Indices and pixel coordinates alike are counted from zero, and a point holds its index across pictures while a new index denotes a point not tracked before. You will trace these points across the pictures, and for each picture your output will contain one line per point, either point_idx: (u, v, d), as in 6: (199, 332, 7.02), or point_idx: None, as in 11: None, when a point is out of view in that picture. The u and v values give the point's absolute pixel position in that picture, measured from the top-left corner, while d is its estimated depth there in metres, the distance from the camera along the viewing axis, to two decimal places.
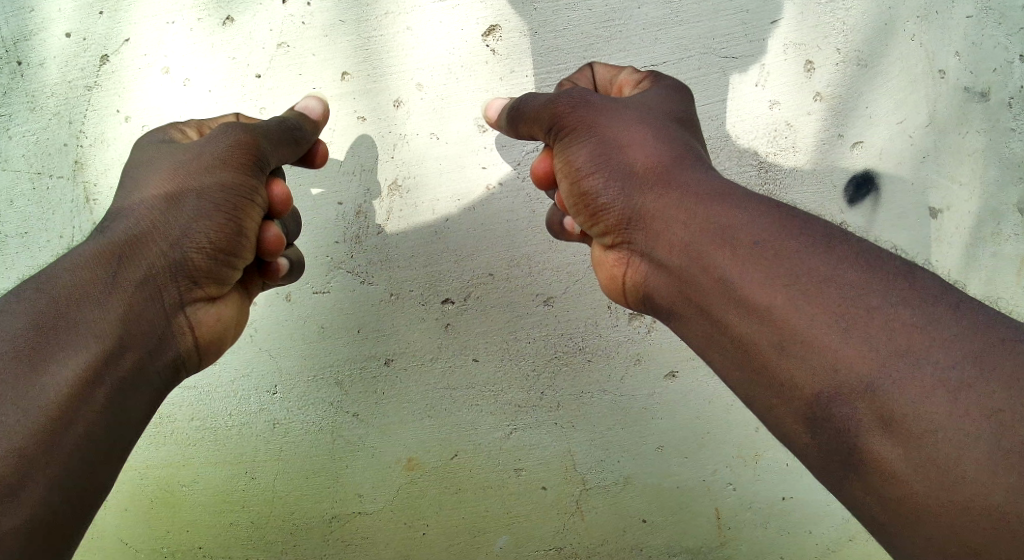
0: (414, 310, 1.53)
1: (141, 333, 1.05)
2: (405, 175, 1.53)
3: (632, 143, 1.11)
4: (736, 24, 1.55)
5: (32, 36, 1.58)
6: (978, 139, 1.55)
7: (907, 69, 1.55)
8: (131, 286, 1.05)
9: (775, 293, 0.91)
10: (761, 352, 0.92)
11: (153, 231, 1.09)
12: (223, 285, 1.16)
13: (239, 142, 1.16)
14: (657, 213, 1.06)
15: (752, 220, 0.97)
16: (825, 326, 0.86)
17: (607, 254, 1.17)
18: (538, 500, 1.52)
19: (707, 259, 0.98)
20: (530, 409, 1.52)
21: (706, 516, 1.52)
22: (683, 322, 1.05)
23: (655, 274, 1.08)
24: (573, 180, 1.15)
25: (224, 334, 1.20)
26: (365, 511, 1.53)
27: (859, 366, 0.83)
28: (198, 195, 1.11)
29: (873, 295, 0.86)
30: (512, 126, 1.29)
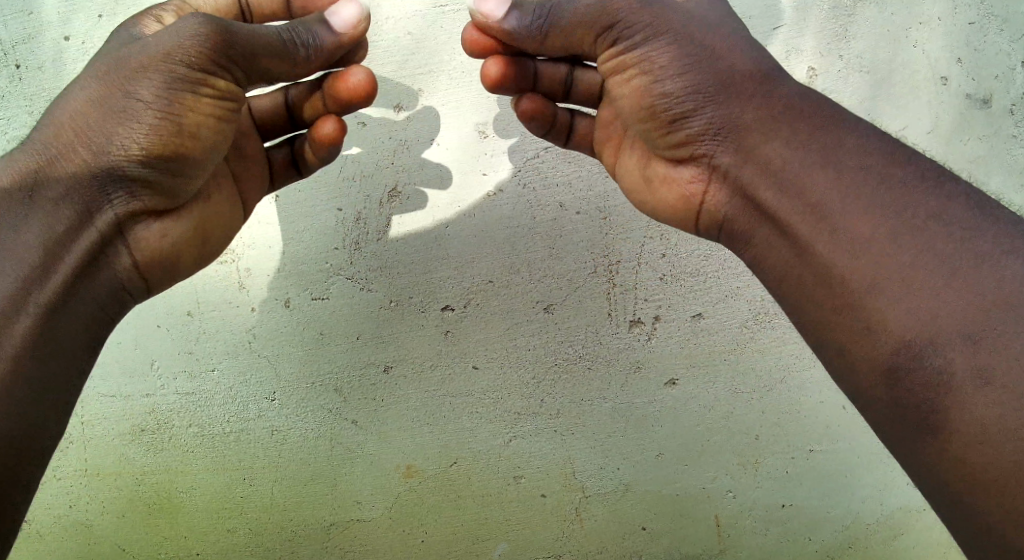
0: (413, 317, 1.52)
1: (67, 250, 1.07)
2: (405, 180, 1.52)
3: (729, 56, 1.11)
4: None
5: (31, 39, 1.57)
6: (981, 146, 1.54)
7: (910, 75, 1.54)
8: (57, 199, 1.07)
9: (878, 219, 0.99)
10: (849, 288, 0.98)
11: (78, 139, 1.07)
12: (171, 197, 1.12)
13: (197, 33, 1.05)
14: (756, 125, 1.10)
15: (858, 145, 1.04)
16: (933, 263, 0.94)
17: (680, 173, 1.17)
18: (537, 508, 1.51)
19: (809, 181, 1.05)
20: (530, 416, 1.51)
21: (707, 524, 1.51)
22: (768, 238, 1.10)
23: (745, 190, 1.11)
24: (650, 84, 1.12)
25: (184, 253, 1.17)
26: (364, 517, 1.52)
27: (963, 307, 0.91)
28: (126, 96, 1.06)
29: (978, 240, 0.94)
30: (540, 35, 1.17)
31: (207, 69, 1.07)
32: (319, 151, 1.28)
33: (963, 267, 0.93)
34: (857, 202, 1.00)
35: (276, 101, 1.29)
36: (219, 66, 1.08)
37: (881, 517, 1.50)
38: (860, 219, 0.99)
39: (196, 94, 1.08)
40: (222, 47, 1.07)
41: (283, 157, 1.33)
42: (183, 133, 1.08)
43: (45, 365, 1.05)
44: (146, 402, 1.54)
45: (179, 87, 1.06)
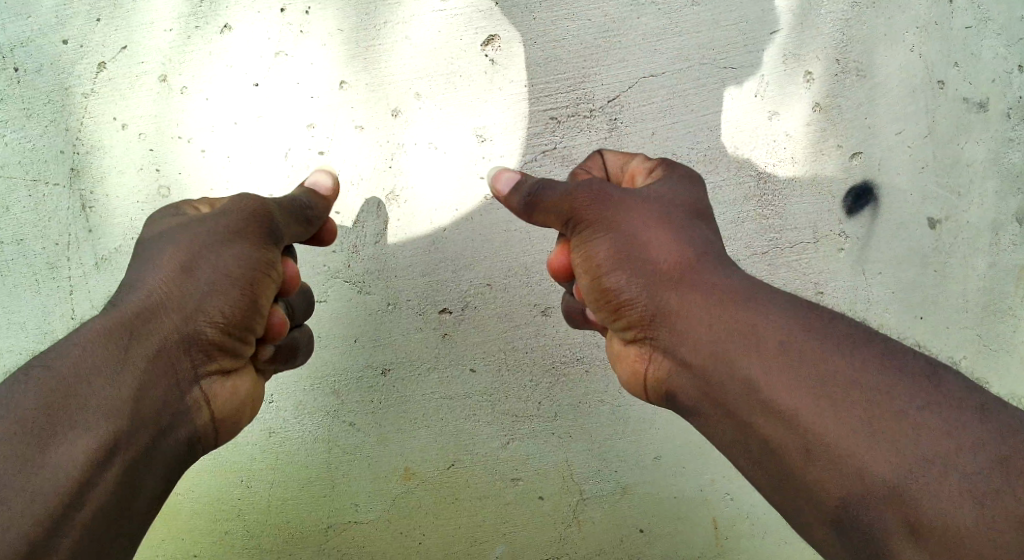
0: (412, 320, 1.52)
1: (155, 408, 1.00)
2: (403, 184, 1.53)
3: (652, 239, 1.08)
4: (735, 34, 1.55)
5: (29, 42, 1.57)
6: (978, 150, 1.55)
7: (906, 80, 1.55)
8: (144, 360, 1.01)
9: (804, 399, 0.89)
10: (789, 458, 0.90)
11: (166, 302, 1.05)
12: (236, 359, 1.13)
13: (245, 214, 1.14)
14: (683, 309, 1.03)
15: (780, 322, 0.95)
16: (857, 437, 0.85)
17: (628, 348, 1.13)
18: (535, 510, 1.51)
19: (735, 361, 0.95)
20: (527, 419, 1.51)
21: (704, 527, 1.51)
22: (709, 422, 1.01)
23: (680, 373, 1.03)
24: (592, 272, 1.11)
25: (241, 413, 1.16)
26: (361, 519, 1.52)
27: (887, 475, 0.82)
28: (207, 267, 1.09)
29: (897, 399, 0.85)
30: (528, 217, 1.21)
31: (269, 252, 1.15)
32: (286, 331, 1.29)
33: (883, 435, 0.84)
34: (780, 386, 0.91)
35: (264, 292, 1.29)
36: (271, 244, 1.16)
37: None
38: (783, 402, 0.90)
39: (269, 273, 1.14)
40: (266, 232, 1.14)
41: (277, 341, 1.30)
42: (258, 304, 1.13)
43: (124, 520, 0.96)
44: None
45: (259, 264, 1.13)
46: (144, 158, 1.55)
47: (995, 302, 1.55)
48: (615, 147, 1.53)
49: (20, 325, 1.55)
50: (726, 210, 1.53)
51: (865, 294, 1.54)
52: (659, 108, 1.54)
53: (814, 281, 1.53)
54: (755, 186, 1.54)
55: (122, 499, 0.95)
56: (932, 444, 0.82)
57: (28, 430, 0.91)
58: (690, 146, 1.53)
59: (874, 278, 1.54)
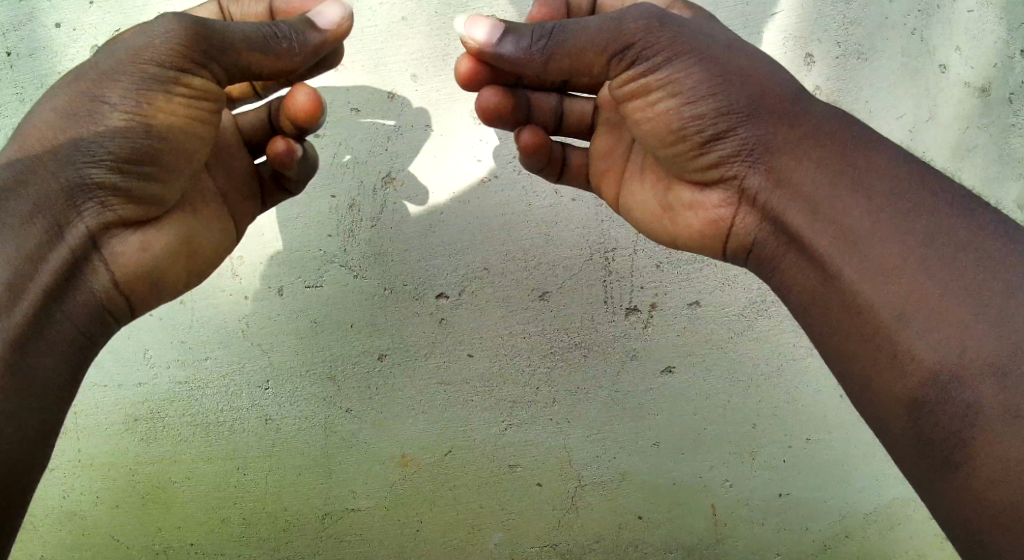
0: (408, 304, 1.51)
1: (35, 267, 1.01)
2: (399, 167, 1.52)
3: (754, 73, 1.06)
4: (735, 16, 1.54)
5: (21, 26, 1.55)
6: (979, 135, 1.53)
7: (908, 63, 1.53)
8: (22, 215, 1.01)
9: (913, 243, 0.93)
10: (878, 318, 0.93)
11: (46, 149, 1.02)
12: (148, 204, 1.07)
13: (170, 34, 1.00)
14: (787, 147, 1.04)
15: (889, 169, 0.99)
16: (963, 292, 0.89)
17: (699, 196, 1.12)
18: (533, 497, 1.50)
19: (842, 204, 0.99)
20: (524, 405, 1.50)
21: (703, 513, 1.50)
22: (794, 264, 1.05)
23: (775, 214, 1.06)
24: (676, 107, 1.06)
25: (170, 267, 1.12)
26: (358, 507, 1.51)
27: (995, 347, 0.86)
28: (94, 101, 1.01)
29: (1012, 272, 0.89)
30: (529, 52, 1.09)
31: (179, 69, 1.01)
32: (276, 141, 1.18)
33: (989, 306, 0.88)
34: (889, 227, 0.95)
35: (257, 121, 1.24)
36: (196, 66, 1.02)
37: (879, 506, 1.50)
38: (888, 247, 0.94)
39: (171, 94, 1.02)
40: (199, 47, 1.01)
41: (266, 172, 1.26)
42: (156, 134, 1.03)
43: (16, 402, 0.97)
44: (140, 391, 1.54)
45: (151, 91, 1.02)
46: None
47: None
48: None
49: None
50: None
51: None
52: None
53: None
54: None
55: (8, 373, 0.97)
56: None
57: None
58: None
59: None
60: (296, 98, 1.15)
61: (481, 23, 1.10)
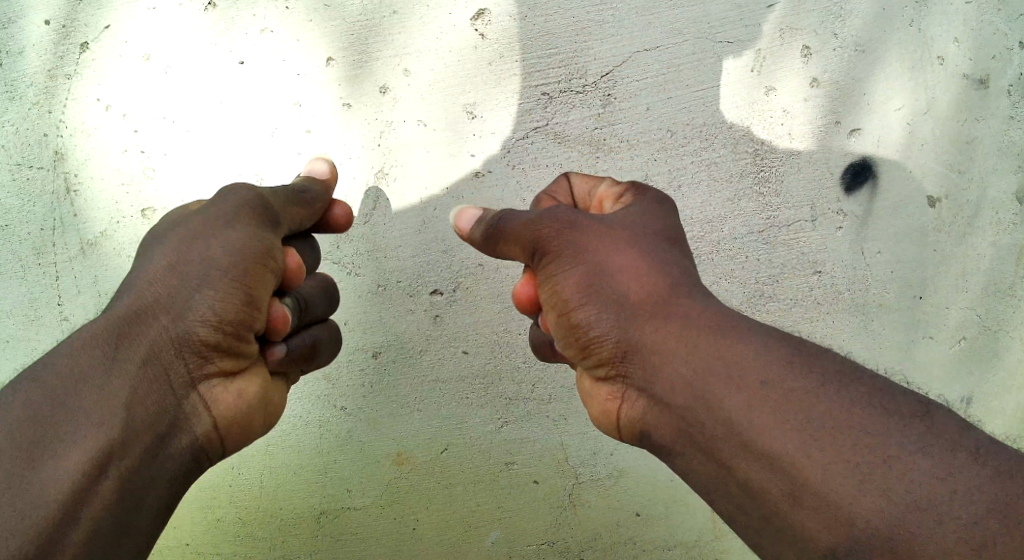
0: (402, 301, 1.50)
1: (149, 415, 0.98)
2: (392, 163, 1.50)
3: (627, 269, 1.03)
4: (731, 8, 1.52)
5: (11, 24, 1.54)
6: (977, 127, 1.52)
7: (905, 55, 1.52)
8: (134, 364, 0.98)
9: (788, 438, 0.84)
10: (771, 501, 0.85)
11: (157, 304, 1.03)
12: (240, 359, 1.10)
13: (249, 200, 1.10)
14: (656, 349, 0.98)
15: (760, 358, 0.90)
16: (830, 479, 0.81)
17: (599, 386, 1.07)
18: (530, 495, 1.49)
19: (713, 399, 0.90)
20: (521, 402, 1.49)
21: (701, 509, 1.49)
22: (683, 466, 0.96)
23: (655, 412, 0.98)
24: (562, 309, 1.06)
25: (251, 416, 1.13)
26: (353, 506, 1.50)
27: (876, 522, 0.78)
28: (205, 262, 1.05)
29: (887, 443, 0.81)
30: (490, 245, 1.17)
31: (266, 245, 1.09)
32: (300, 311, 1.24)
33: (870, 484, 0.79)
34: (762, 427, 0.86)
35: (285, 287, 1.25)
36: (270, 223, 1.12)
37: None
38: (767, 440, 0.85)
39: (267, 265, 1.09)
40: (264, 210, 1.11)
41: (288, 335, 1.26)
42: (255, 299, 1.08)
43: (114, 545, 0.93)
44: None
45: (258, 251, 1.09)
46: (128, 139, 1.52)
47: (994, 283, 1.52)
48: (608, 123, 1.50)
49: (5, 314, 1.52)
50: (724, 186, 1.51)
51: (864, 274, 1.51)
52: (654, 84, 1.51)
53: (812, 261, 1.51)
54: (751, 163, 1.51)
55: (124, 511, 0.93)
56: (924, 488, 0.78)
57: (26, 443, 0.88)
58: (686, 124, 1.50)
59: (873, 258, 1.51)
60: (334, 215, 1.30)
61: (471, 213, 1.20)
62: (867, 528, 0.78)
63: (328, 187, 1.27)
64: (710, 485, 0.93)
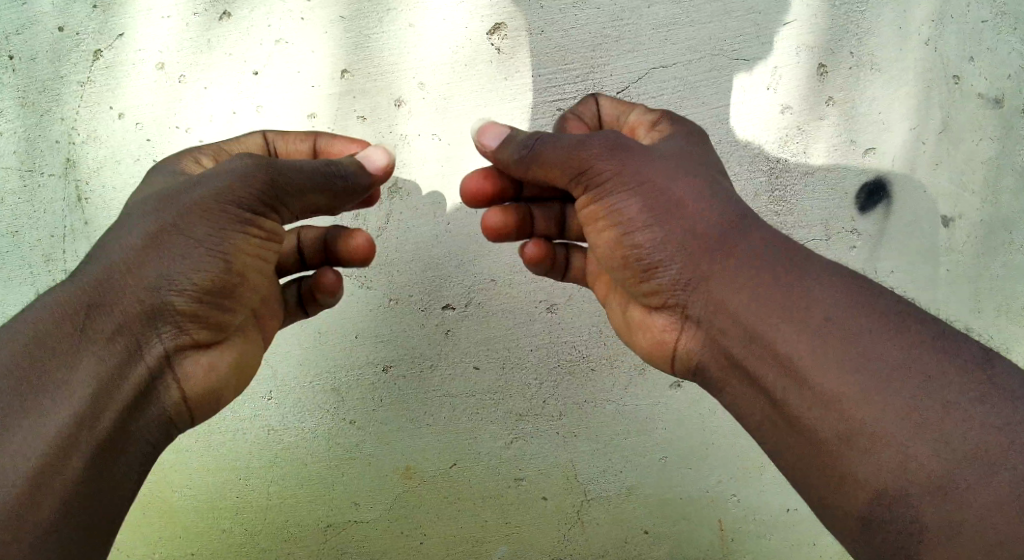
0: (413, 316, 1.49)
1: (116, 388, 1.00)
2: (405, 175, 1.49)
3: (690, 202, 1.07)
4: (747, 25, 1.52)
5: (24, 29, 1.53)
6: (991, 147, 1.51)
7: (921, 74, 1.51)
8: (103, 337, 1.00)
9: (851, 375, 0.91)
10: (826, 444, 0.91)
11: (128, 273, 1.01)
12: (217, 329, 1.08)
13: (246, 172, 1.06)
14: (723, 280, 1.03)
15: (827, 295, 0.97)
16: (887, 421, 0.88)
17: (652, 318, 1.12)
18: (538, 511, 1.48)
19: (773, 335, 0.97)
20: (531, 418, 1.48)
21: (709, 527, 1.48)
22: (739, 396, 1.03)
23: (714, 340, 1.04)
24: (618, 234, 1.09)
25: (227, 386, 1.12)
26: (361, 519, 1.49)
27: (933, 466, 0.85)
28: (177, 233, 1.03)
29: (947, 389, 0.88)
30: (519, 166, 1.15)
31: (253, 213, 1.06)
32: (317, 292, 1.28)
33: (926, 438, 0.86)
34: (827, 359, 0.93)
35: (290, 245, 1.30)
36: (268, 204, 1.08)
37: None
38: (829, 376, 0.92)
39: (249, 234, 1.07)
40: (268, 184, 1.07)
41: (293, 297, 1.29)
42: (231, 270, 1.06)
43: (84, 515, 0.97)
44: None
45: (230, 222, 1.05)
46: (141, 147, 1.51)
47: (1007, 304, 1.51)
48: None
49: None
50: None
51: None
52: (669, 101, 1.50)
53: None
54: (766, 181, 1.50)
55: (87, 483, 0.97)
56: (979, 438, 0.85)
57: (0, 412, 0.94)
58: None
59: (888, 277, 1.50)
60: (356, 241, 1.28)
61: (495, 131, 1.17)
62: (921, 474, 0.85)
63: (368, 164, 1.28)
64: (766, 431, 1.00)
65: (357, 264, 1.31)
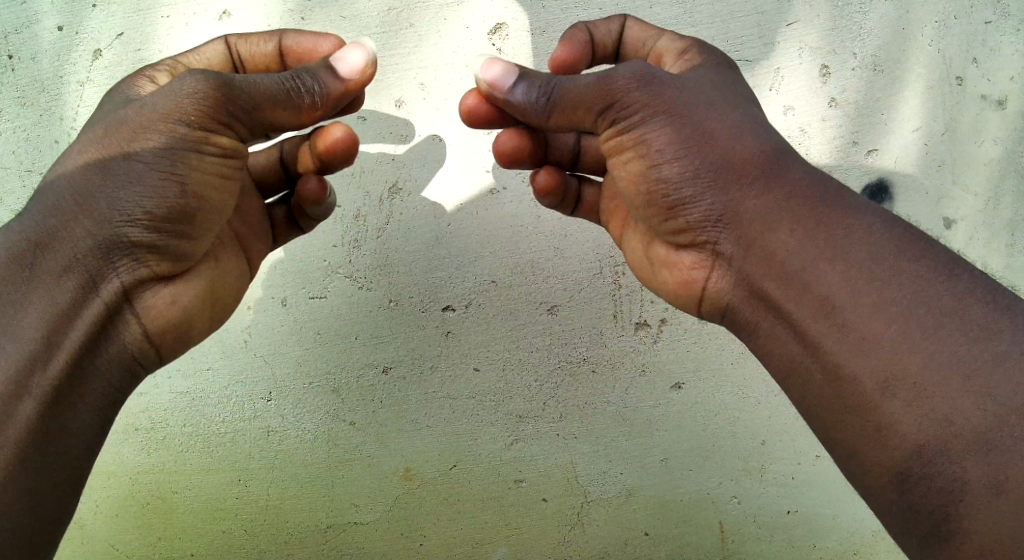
0: (413, 317, 1.48)
1: (70, 325, 1.01)
2: (406, 176, 1.49)
3: (725, 136, 1.05)
4: (750, 26, 1.51)
5: (23, 29, 1.53)
6: (994, 148, 1.51)
7: (924, 75, 1.51)
8: (55, 271, 1.01)
9: (892, 315, 0.91)
10: (862, 391, 0.91)
11: (80, 205, 1.01)
12: (179, 261, 1.07)
13: (197, 92, 1.02)
14: (757, 214, 1.03)
15: (876, 234, 0.96)
16: (930, 362, 0.88)
17: (680, 256, 1.11)
18: (539, 513, 1.48)
19: (815, 273, 0.97)
20: (531, 420, 1.48)
21: (710, 529, 1.47)
22: (769, 333, 1.03)
23: (749, 279, 1.04)
24: (645, 166, 1.07)
25: (196, 316, 1.12)
26: (361, 520, 1.48)
27: (977, 419, 0.85)
28: (128, 158, 1.02)
29: (996, 339, 0.87)
30: (541, 108, 1.12)
31: (209, 126, 1.04)
32: (305, 206, 1.27)
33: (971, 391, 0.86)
34: (871, 295, 0.93)
35: (273, 157, 1.27)
36: (221, 123, 1.05)
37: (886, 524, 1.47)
38: (869, 315, 0.92)
39: (203, 151, 1.05)
40: (223, 104, 1.03)
41: (281, 214, 1.28)
42: (189, 194, 1.04)
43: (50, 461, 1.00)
44: (141, 401, 1.51)
45: (182, 146, 1.03)
46: None
47: None
48: None
49: None
50: None
51: None
52: None
53: None
54: None
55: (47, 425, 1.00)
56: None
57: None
58: None
59: None
60: (331, 133, 1.19)
61: (496, 65, 1.13)
62: (966, 429, 0.85)
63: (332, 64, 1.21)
64: (799, 383, 0.99)
65: (342, 164, 1.24)
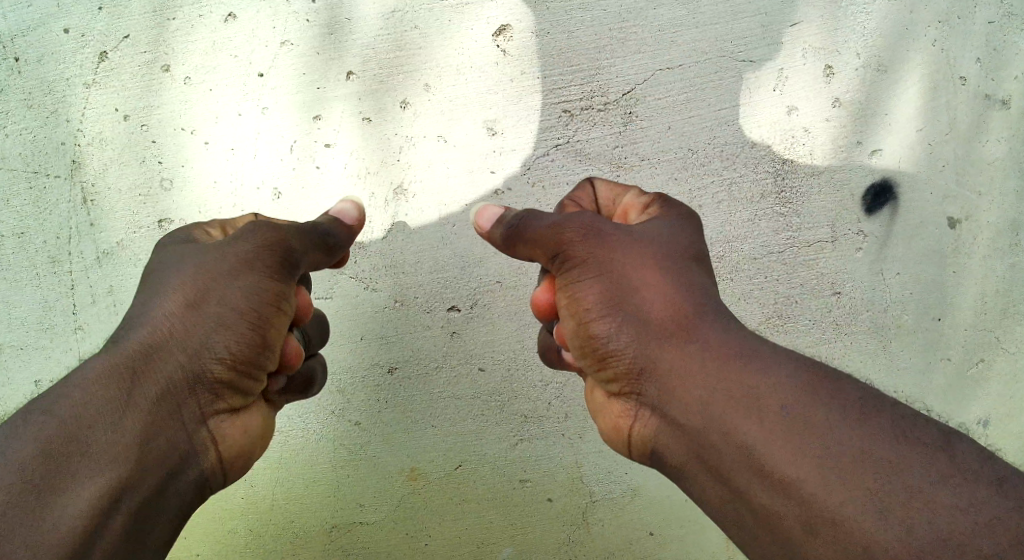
0: (419, 318, 1.49)
1: (160, 453, 0.94)
2: (411, 177, 1.49)
3: (645, 287, 1.02)
4: (754, 27, 1.51)
5: (30, 31, 1.53)
6: (999, 148, 1.51)
7: (928, 75, 1.51)
8: (147, 403, 0.95)
9: (806, 465, 0.82)
10: (784, 529, 0.83)
11: (171, 341, 0.99)
12: (245, 396, 1.07)
13: (263, 231, 1.09)
14: (673, 369, 0.96)
15: (786, 384, 0.89)
16: (854, 499, 0.79)
17: (612, 402, 1.06)
18: (544, 512, 1.48)
19: (727, 423, 0.89)
20: (536, 420, 1.49)
21: (715, 528, 1.47)
22: (698, 487, 0.94)
23: (666, 431, 0.97)
24: (581, 321, 1.05)
25: (252, 450, 1.10)
26: (366, 520, 1.49)
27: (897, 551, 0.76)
28: (216, 300, 1.03)
29: (907, 472, 0.79)
30: (510, 246, 1.18)
31: (281, 290, 1.08)
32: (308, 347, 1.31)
33: (893, 510, 0.78)
34: (778, 448, 0.84)
35: None
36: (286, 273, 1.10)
37: None
38: (784, 466, 0.83)
39: (281, 310, 1.08)
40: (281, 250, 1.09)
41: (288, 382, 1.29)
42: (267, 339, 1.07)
43: None
44: None
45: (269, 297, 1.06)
46: (145, 149, 1.51)
47: (1015, 305, 1.50)
48: (629, 142, 1.49)
49: (18, 322, 1.50)
50: (745, 206, 1.49)
51: (884, 296, 1.50)
52: (675, 102, 1.50)
53: (832, 281, 1.49)
54: (772, 182, 1.50)
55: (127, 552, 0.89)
56: (946, 521, 0.76)
57: (32, 476, 0.85)
58: (708, 143, 1.49)
59: (893, 279, 1.50)
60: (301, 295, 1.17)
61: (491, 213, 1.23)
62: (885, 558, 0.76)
63: (353, 233, 1.25)
64: (727, 514, 0.90)
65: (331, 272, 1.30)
